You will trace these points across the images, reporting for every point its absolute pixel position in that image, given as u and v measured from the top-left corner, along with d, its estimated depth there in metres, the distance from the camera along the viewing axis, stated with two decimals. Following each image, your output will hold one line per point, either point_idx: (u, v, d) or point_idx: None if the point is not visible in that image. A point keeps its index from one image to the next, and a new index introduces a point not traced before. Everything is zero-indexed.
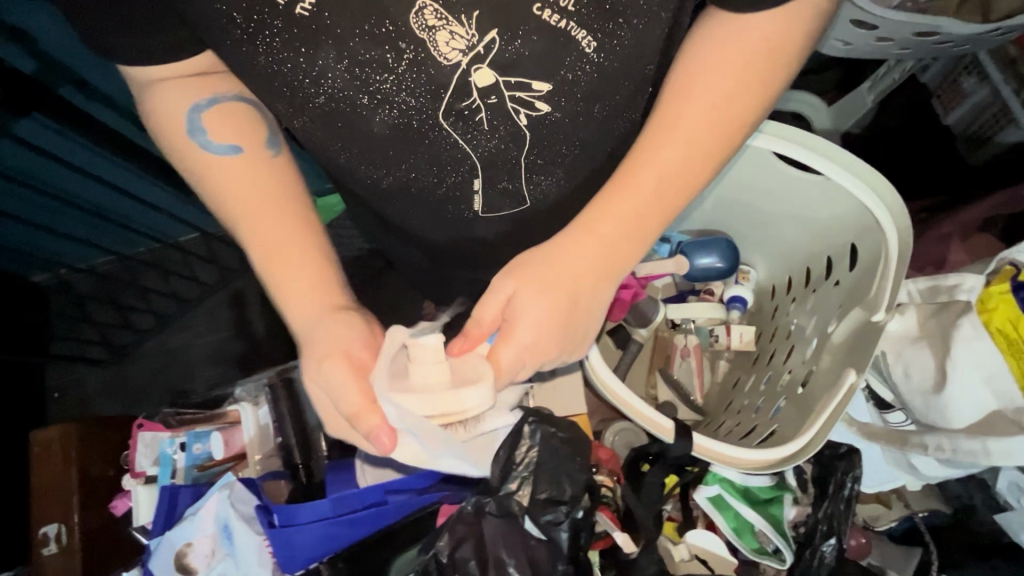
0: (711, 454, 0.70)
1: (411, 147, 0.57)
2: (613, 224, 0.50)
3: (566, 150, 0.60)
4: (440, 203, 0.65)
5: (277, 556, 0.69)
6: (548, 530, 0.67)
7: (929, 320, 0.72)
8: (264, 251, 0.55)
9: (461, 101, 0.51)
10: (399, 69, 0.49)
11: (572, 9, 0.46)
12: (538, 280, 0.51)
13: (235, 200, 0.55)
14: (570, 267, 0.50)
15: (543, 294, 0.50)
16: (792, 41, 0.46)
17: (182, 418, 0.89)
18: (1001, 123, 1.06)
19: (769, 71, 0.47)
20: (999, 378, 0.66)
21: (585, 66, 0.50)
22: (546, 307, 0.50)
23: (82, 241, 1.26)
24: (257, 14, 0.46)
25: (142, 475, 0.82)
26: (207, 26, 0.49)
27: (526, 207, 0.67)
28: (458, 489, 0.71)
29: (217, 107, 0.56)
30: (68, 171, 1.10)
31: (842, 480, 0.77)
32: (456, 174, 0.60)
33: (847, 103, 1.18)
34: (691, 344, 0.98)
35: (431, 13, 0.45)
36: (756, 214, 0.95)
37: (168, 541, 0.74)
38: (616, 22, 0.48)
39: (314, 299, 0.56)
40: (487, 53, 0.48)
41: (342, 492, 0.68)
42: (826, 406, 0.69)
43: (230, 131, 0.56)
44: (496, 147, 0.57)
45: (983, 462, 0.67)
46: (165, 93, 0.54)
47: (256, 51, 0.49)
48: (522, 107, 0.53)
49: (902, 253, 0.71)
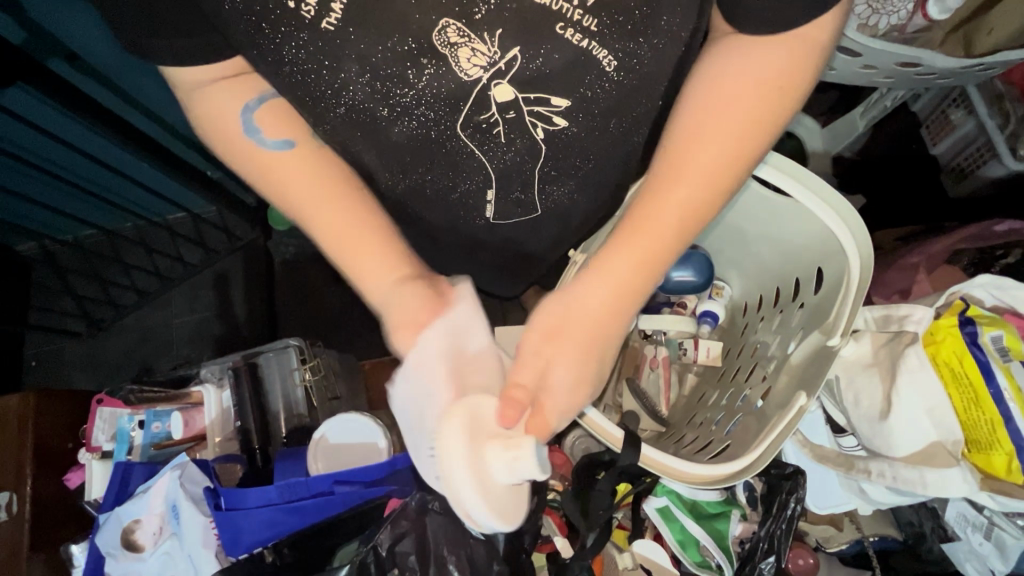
0: (667, 470, 0.69)
1: (429, 155, 0.61)
2: (628, 265, 0.53)
3: (582, 163, 0.64)
4: (453, 207, 0.69)
5: (221, 539, 0.67)
6: (487, 529, 0.67)
7: (881, 348, 0.76)
8: (330, 232, 0.57)
9: (480, 114, 0.56)
10: (419, 84, 0.53)
11: (594, 29, 0.50)
12: (563, 335, 0.54)
13: (293, 192, 0.57)
14: (600, 318, 0.54)
15: (574, 346, 0.54)
16: (799, 85, 0.52)
17: (142, 395, 0.85)
18: (984, 157, 1.15)
19: (779, 96, 0.52)
20: (940, 410, 0.71)
21: (604, 83, 0.54)
22: (579, 357, 0.54)
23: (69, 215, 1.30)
24: (284, 28, 0.50)
25: (97, 449, 0.81)
26: (237, 36, 0.52)
27: (537, 215, 0.72)
28: (405, 484, 0.70)
29: (264, 105, 0.58)
30: (47, 140, 1.13)
31: (787, 500, 0.75)
32: (470, 183, 0.65)
33: (840, 125, 1.27)
34: (660, 355, 1.03)
35: (454, 31, 0.49)
36: (737, 233, 0.98)
37: (117, 516, 0.72)
38: (637, 41, 0.52)
39: (376, 261, 0.57)
40: (508, 69, 0.52)
41: (291, 479, 0.69)
42: (778, 424, 0.72)
43: (283, 125, 0.58)
44: (513, 160, 0.62)
45: (917, 492, 0.70)
46: (211, 98, 0.56)
47: (282, 61, 0.52)
48: (540, 122, 0.57)
49: (863, 279, 0.75)
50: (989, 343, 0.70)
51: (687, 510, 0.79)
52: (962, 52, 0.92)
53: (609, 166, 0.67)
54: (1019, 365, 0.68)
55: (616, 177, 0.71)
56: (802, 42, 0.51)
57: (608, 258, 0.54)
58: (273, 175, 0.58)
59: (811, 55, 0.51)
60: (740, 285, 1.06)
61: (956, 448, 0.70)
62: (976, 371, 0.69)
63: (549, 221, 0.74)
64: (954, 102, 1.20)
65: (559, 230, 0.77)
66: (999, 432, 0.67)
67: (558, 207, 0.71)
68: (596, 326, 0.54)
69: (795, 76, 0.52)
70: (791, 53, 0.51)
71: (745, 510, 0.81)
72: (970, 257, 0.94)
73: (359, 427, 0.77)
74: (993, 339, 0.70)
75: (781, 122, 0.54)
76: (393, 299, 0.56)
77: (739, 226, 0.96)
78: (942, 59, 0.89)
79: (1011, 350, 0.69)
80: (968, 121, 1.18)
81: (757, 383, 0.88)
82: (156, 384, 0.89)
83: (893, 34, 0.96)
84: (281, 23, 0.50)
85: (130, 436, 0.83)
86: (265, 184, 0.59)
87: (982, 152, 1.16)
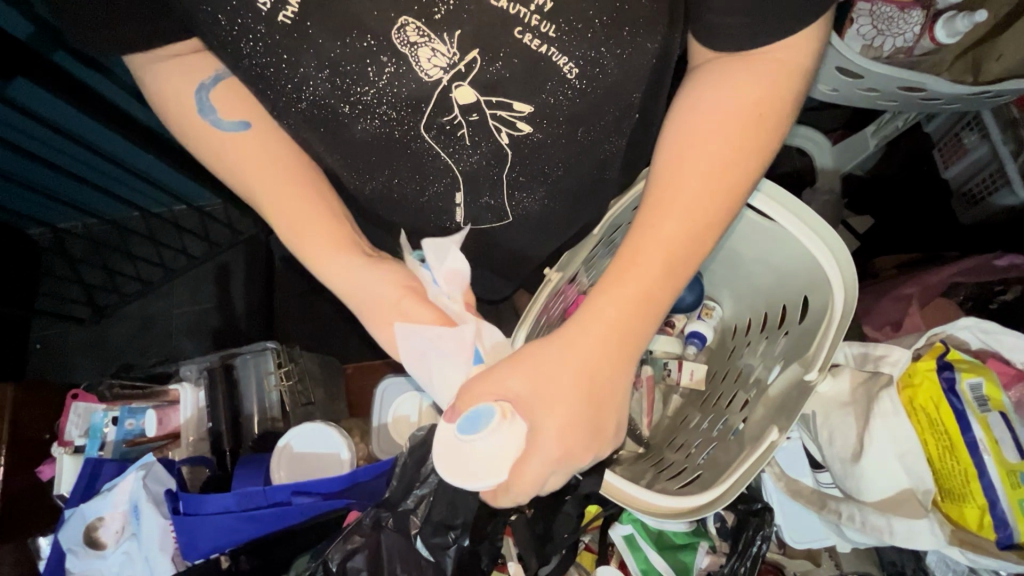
0: (627, 499, 0.67)
1: (396, 156, 0.60)
2: (617, 303, 0.48)
3: (551, 169, 0.62)
4: (423, 211, 0.68)
5: (179, 543, 0.68)
6: (437, 552, 0.67)
7: (859, 387, 0.74)
8: (281, 214, 0.57)
9: (443, 116, 0.55)
10: (379, 82, 0.52)
11: (552, 35, 0.49)
12: (543, 385, 0.49)
13: (251, 169, 0.57)
14: (589, 362, 0.48)
15: (555, 396, 0.48)
16: (780, 108, 0.49)
17: (117, 393, 0.89)
18: (996, 184, 1.10)
19: (764, 126, 0.49)
20: (911, 456, 0.69)
21: (566, 91, 0.54)
22: (569, 405, 0.48)
23: (74, 204, 1.28)
24: (240, 19, 0.50)
25: (69, 444, 0.84)
26: (198, 25, 0.52)
27: (509, 222, 0.70)
28: (364, 499, 0.72)
29: (221, 84, 0.57)
30: (45, 130, 1.10)
31: (752, 538, 0.74)
32: (439, 185, 0.64)
33: (850, 143, 1.21)
34: (645, 375, 0.98)
35: (413, 30, 0.49)
36: (727, 253, 0.95)
37: (80, 513, 0.74)
38: (599, 51, 0.51)
39: (325, 241, 0.56)
40: (468, 71, 0.51)
41: (249, 487, 0.70)
42: (744, 460, 0.70)
43: (241, 108, 0.58)
44: (478, 163, 0.60)
45: (883, 539, 0.69)
46: (162, 77, 0.56)
47: (240, 53, 0.52)
48: (503, 126, 0.56)
49: (846, 313, 0.73)
50: (967, 390, 0.70)
51: (652, 541, 0.79)
52: (970, 78, 0.89)
53: (582, 176, 0.66)
54: (996, 417, 0.69)
55: (595, 188, 0.70)
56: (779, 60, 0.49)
57: (596, 299, 0.49)
58: (223, 159, 0.58)
59: (792, 78, 0.49)
60: (732, 306, 1.03)
61: (927, 497, 0.69)
62: (953, 420, 0.70)
63: (525, 231, 0.73)
64: (968, 125, 1.14)
65: (536, 239, 0.76)
66: (972, 484, 0.67)
67: (530, 214, 0.69)
68: (582, 373, 0.48)
69: (776, 99, 0.49)
70: (768, 84, 0.48)
71: (714, 541, 0.80)
72: (968, 291, 0.93)
73: (323, 437, 0.82)
74: (970, 386, 0.70)
75: (764, 154, 0.50)
76: (355, 276, 0.56)
77: (729, 247, 0.93)
78: (947, 85, 0.87)
79: (989, 400, 0.70)
80: (982, 146, 1.12)
81: (738, 409, 0.84)
82: (132, 379, 0.92)
83: (900, 56, 0.93)
84: (237, 14, 0.49)
85: (103, 431, 0.84)
86: (220, 166, 0.58)
87: (994, 178, 1.10)
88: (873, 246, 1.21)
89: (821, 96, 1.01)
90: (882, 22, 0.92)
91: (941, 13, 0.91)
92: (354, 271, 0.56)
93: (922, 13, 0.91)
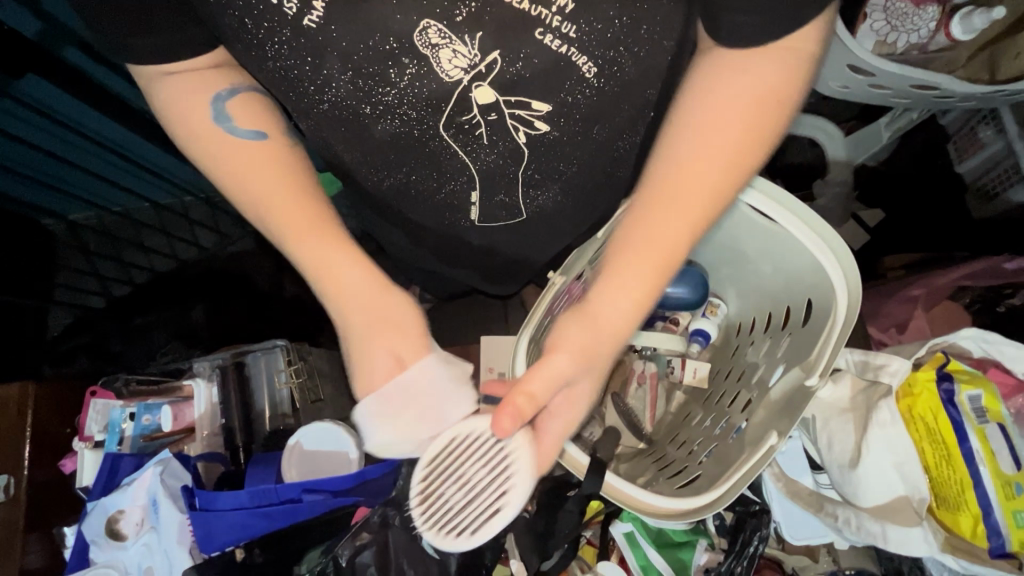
0: (630, 500, 0.69)
1: (413, 155, 0.60)
2: (631, 281, 0.53)
3: (565, 167, 0.62)
4: (440, 208, 0.68)
5: (195, 537, 0.73)
6: (442, 550, 0.72)
7: (858, 394, 0.76)
8: (300, 231, 0.56)
9: (462, 115, 0.55)
10: (401, 83, 0.52)
11: (573, 36, 0.49)
12: (572, 350, 0.53)
13: (264, 189, 0.56)
14: (603, 335, 0.54)
15: (578, 362, 0.54)
16: (794, 92, 0.50)
17: (133, 389, 0.94)
18: (1010, 180, 1.07)
19: (775, 116, 0.51)
20: (908, 465, 0.71)
21: (584, 89, 0.53)
22: (584, 371, 0.55)
23: (69, 192, 1.19)
24: (266, 23, 0.49)
25: (90, 439, 0.88)
26: (223, 29, 0.51)
27: (522, 219, 0.70)
28: (373, 497, 0.77)
29: (236, 96, 0.57)
30: (45, 121, 1.04)
31: (750, 538, 0.77)
32: (455, 183, 0.64)
33: (864, 134, 1.19)
34: (648, 371, 1.00)
35: (435, 32, 0.49)
36: (733, 252, 0.93)
37: (101, 506, 0.81)
38: (617, 50, 0.51)
39: (345, 263, 0.57)
40: (488, 71, 0.51)
41: (262, 486, 0.74)
42: (746, 463, 0.70)
43: (257, 120, 0.58)
44: (495, 162, 0.60)
45: (878, 544, 0.71)
46: (177, 87, 0.55)
47: (265, 55, 0.52)
48: (521, 125, 0.56)
49: (847, 319, 0.73)
50: (966, 401, 0.72)
51: (651, 539, 0.82)
52: (987, 76, 0.88)
53: (596, 171, 0.65)
54: (994, 428, 0.72)
55: (607, 185, 0.70)
56: (791, 51, 0.48)
57: (612, 277, 0.54)
58: (232, 170, 0.56)
59: (803, 72, 0.50)
60: (737, 304, 1.01)
61: (921, 506, 0.71)
62: (951, 431, 0.72)
63: (538, 228, 0.73)
64: (985, 119, 1.10)
65: (548, 236, 0.75)
66: (967, 493, 0.70)
67: (543, 211, 0.69)
68: (601, 339, 0.54)
69: (787, 87, 0.50)
70: (780, 75, 0.49)
71: (713, 539, 0.83)
72: (975, 294, 0.95)
73: (331, 437, 0.85)
74: (970, 398, 0.72)
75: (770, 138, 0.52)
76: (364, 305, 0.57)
77: (737, 249, 0.91)
78: (962, 85, 0.85)
79: (987, 412, 0.72)
80: (998, 141, 1.09)
81: (740, 408, 0.84)
82: (148, 375, 0.97)
83: (914, 52, 0.92)
84: (263, 18, 0.49)
85: (121, 427, 0.90)
86: (227, 176, 0.56)
87: (1009, 174, 1.08)
88: (882, 241, 1.18)
89: (835, 92, 0.99)
90: (895, 18, 0.91)
91: (959, 7, 0.90)
92: (363, 300, 0.57)
93: (938, 8, 0.90)
